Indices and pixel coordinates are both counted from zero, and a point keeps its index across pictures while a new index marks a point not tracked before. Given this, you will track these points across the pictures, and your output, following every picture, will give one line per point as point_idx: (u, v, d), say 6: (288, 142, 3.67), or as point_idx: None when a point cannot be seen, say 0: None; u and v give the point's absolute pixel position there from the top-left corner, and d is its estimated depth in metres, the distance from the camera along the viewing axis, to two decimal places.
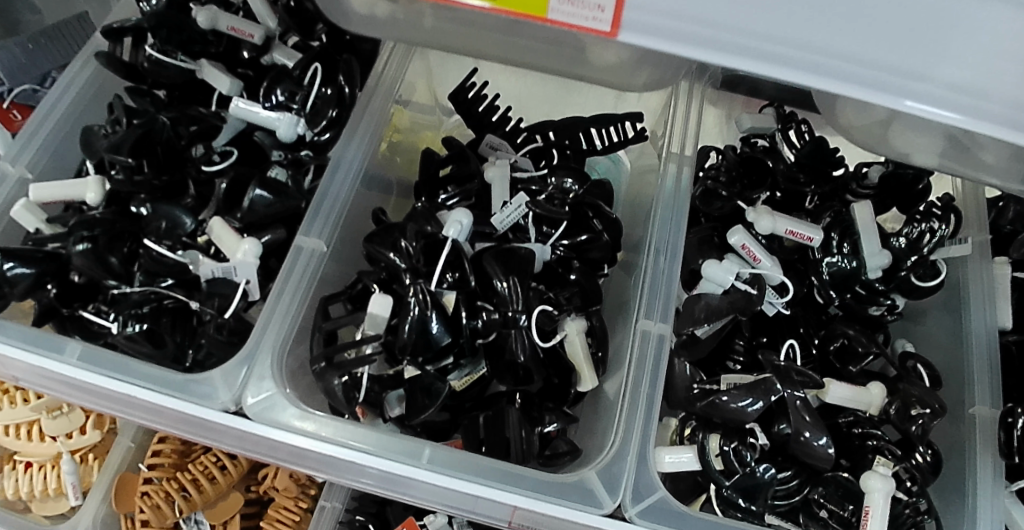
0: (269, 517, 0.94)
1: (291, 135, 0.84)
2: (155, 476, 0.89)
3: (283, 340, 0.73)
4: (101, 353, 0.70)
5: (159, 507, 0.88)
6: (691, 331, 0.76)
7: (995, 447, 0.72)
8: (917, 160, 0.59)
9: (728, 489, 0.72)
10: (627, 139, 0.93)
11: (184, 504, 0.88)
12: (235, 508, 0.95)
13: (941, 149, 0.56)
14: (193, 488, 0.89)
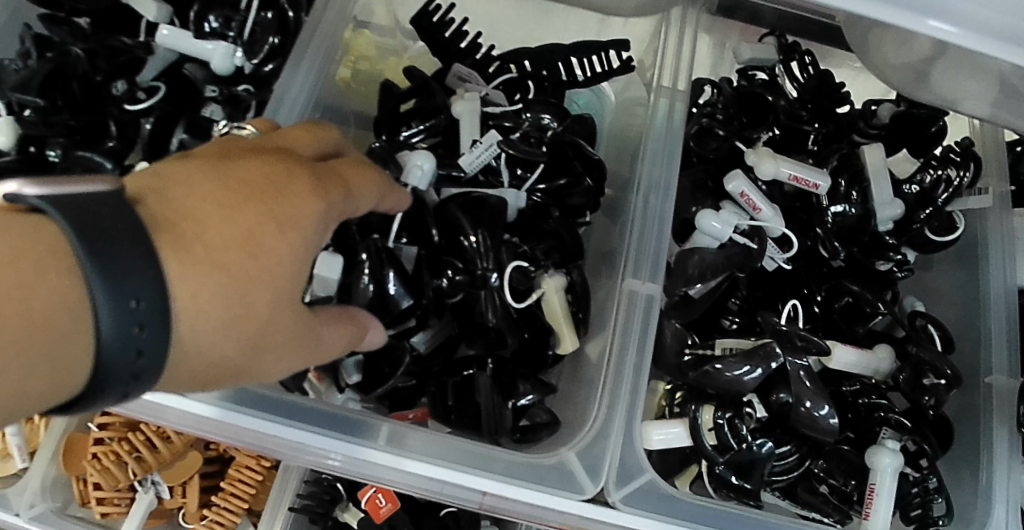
0: (229, 478, 0.86)
1: (228, 67, 0.75)
2: (106, 436, 0.83)
3: None
4: None
5: (109, 469, 0.82)
6: (685, 291, 0.67)
7: (1012, 419, 0.66)
8: (967, 108, 0.47)
9: (722, 466, 0.64)
10: (611, 71, 0.82)
11: (137, 467, 0.83)
12: (191, 470, 0.85)
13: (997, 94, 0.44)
14: (146, 449, 0.83)
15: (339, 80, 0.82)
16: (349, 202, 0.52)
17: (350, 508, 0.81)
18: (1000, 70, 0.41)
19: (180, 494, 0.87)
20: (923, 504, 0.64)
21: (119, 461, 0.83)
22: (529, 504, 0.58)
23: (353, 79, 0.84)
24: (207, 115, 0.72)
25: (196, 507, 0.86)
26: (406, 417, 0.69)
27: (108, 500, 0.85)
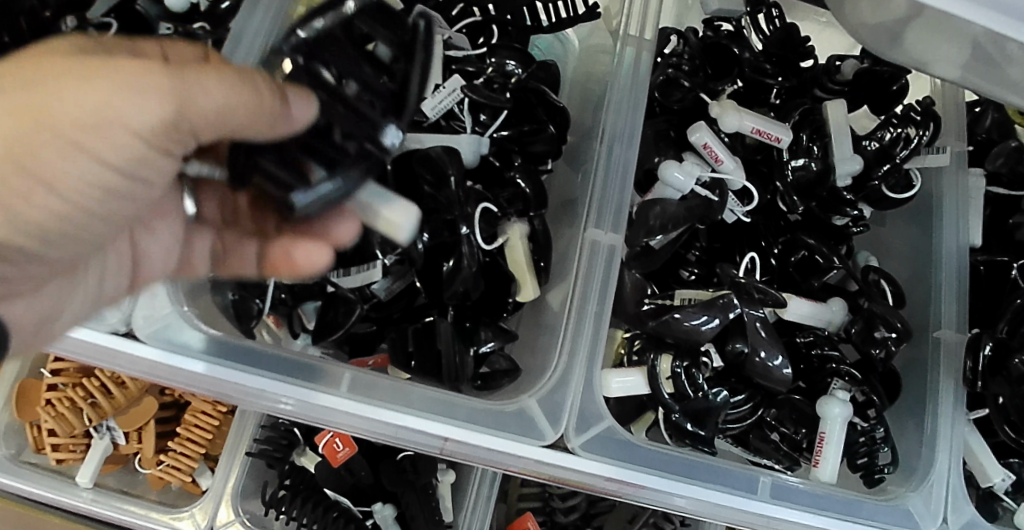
0: (185, 424, 0.85)
1: (182, 4, 0.71)
2: (59, 382, 0.82)
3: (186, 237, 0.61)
4: None
5: (65, 415, 0.81)
6: (647, 242, 0.67)
7: (958, 372, 0.68)
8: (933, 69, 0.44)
9: (678, 413, 0.64)
10: (577, 16, 0.80)
11: (92, 413, 0.82)
12: (147, 415, 0.84)
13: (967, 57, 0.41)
14: (102, 395, 0.82)
15: None
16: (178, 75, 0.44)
17: (308, 452, 0.81)
18: (974, 37, 0.40)
19: (136, 440, 0.85)
20: (869, 452, 0.67)
21: (74, 407, 0.82)
22: (495, 453, 0.58)
23: None
24: None
25: (152, 452, 0.84)
26: (366, 364, 0.68)
27: (64, 447, 0.83)
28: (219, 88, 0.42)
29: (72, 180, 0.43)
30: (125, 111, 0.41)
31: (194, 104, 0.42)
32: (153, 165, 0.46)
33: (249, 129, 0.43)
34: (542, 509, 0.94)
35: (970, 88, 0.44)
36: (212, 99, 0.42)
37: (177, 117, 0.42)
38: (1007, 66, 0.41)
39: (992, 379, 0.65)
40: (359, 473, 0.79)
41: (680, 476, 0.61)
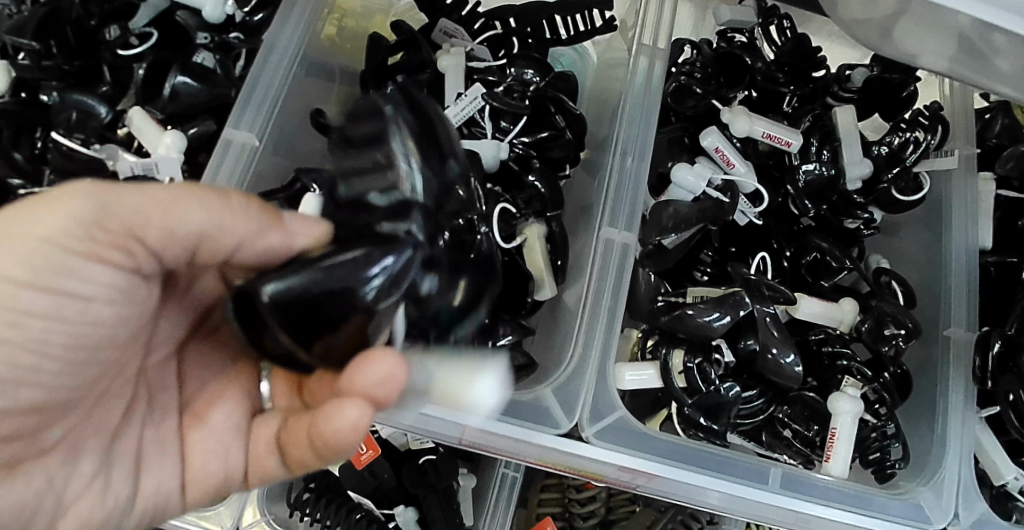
0: None
1: (219, 16, 0.73)
2: None
3: None
4: None
5: None
6: (659, 241, 0.70)
7: (968, 370, 0.69)
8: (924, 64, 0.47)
9: (690, 407, 0.66)
10: (594, 29, 0.83)
11: None
12: None
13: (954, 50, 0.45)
14: None
15: (325, 37, 0.80)
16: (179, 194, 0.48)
17: None
18: (960, 27, 0.43)
19: None
20: (881, 448, 0.68)
21: None
22: (512, 440, 0.61)
23: (339, 34, 0.83)
24: (199, 63, 0.71)
25: None
26: None
27: None
28: (195, 210, 0.45)
29: (29, 292, 0.43)
30: (65, 218, 0.43)
31: (166, 218, 0.45)
32: (114, 279, 0.46)
33: (236, 230, 0.46)
34: (561, 515, 0.93)
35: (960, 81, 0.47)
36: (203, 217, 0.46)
37: (132, 221, 0.44)
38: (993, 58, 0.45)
39: (1000, 377, 0.66)
40: (382, 476, 0.80)
41: (691, 467, 0.63)
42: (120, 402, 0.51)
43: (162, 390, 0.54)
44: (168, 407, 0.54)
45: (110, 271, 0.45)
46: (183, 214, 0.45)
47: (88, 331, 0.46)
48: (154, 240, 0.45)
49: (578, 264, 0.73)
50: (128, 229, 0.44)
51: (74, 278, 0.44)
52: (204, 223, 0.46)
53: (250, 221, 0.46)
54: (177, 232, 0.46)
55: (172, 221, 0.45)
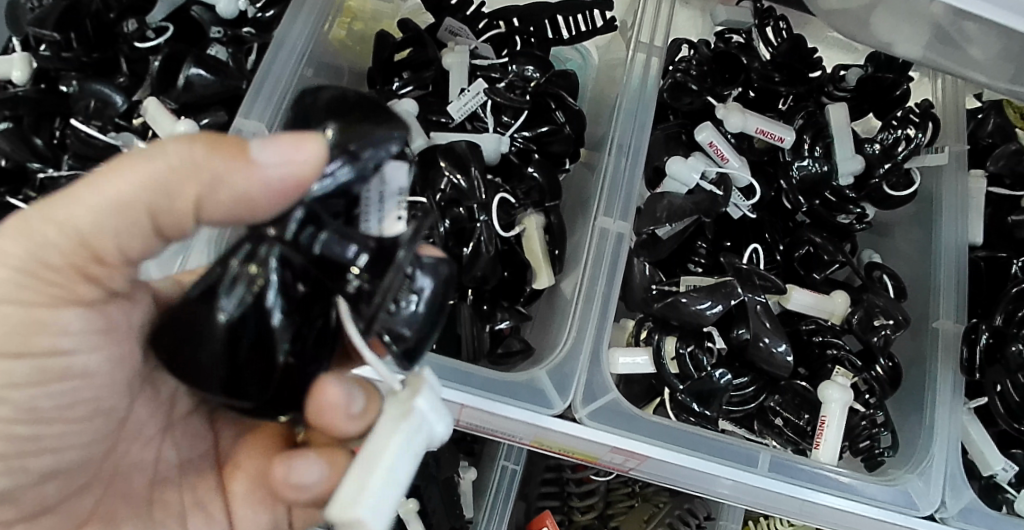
0: None
1: (232, 12, 0.77)
2: None
3: None
4: None
5: None
6: (652, 231, 0.72)
7: (955, 361, 0.71)
8: (900, 50, 0.52)
9: (683, 392, 0.68)
10: (595, 29, 0.85)
11: None
12: None
13: (927, 39, 0.50)
14: None
15: (333, 38, 0.82)
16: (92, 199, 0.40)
17: None
18: (933, 15, 0.48)
19: None
20: (870, 436, 0.69)
21: None
22: (504, 418, 0.62)
23: (349, 36, 0.85)
24: (212, 55, 0.74)
25: None
26: None
27: None
28: (118, 178, 0.39)
29: (20, 363, 0.42)
30: (8, 270, 0.40)
31: (82, 221, 0.40)
32: (118, 322, 0.44)
33: (167, 212, 0.41)
34: (559, 509, 0.89)
35: (932, 65, 0.52)
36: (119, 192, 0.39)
37: (84, 232, 0.40)
38: (965, 45, 0.49)
39: (987, 368, 0.67)
40: None
41: (683, 449, 0.64)
42: (148, 461, 0.51)
43: (194, 441, 0.54)
44: (203, 465, 0.54)
45: (102, 316, 0.43)
46: (102, 203, 0.40)
47: (93, 395, 0.45)
48: (131, 253, 0.42)
49: (572, 256, 0.75)
50: (87, 244, 0.40)
51: (65, 337, 0.42)
52: (122, 207, 0.40)
53: (186, 177, 0.39)
54: (109, 229, 0.40)
55: (105, 220, 0.40)
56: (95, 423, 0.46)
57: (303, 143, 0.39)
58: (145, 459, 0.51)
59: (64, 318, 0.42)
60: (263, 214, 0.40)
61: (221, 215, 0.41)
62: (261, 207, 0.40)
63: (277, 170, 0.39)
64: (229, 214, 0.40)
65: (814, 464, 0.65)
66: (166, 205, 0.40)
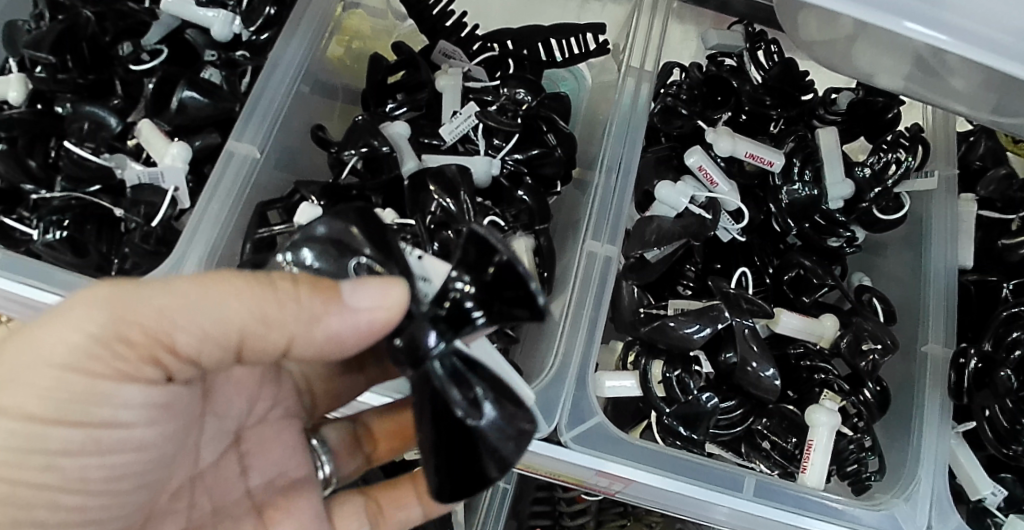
0: None
1: (227, 34, 0.77)
2: None
3: (216, 240, 0.67)
4: (25, 259, 0.63)
5: None
6: (641, 254, 0.73)
7: (943, 386, 0.71)
8: (880, 81, 0.53)
9: (669, 416, 0.68)
10: (588, 52, 0.86)
11: None
12: None
13: (908, 71, 0.51)
14: None
15: (331, 56, 0.84)
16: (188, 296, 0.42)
17: None
18: (913, 51, 0.48)
19: None
20: (858, 460, 0.69)
21: None
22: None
23: (346, 55, 0.86)
24: (205, 78, 0.75)
25: None
26: None
27: None
28: (228, 295, 0.42)
29: (69, 430, 0.43)
30: (82, 335, 0.41)
31: (173, 317, 0.42)
32: (169, 402, 0.47)
33: (254, 330, 0.44)
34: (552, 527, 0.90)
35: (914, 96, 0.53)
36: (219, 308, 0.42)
37: (167, 332, 0.42)
38: (947, 76, 0.49)
39: (976, 392, 0.68)
40: None
41: (669, 473, 0.64)
42: (181, 509, 0.53)
43: (224, 484, 0.55)
44: (237, 509, 0.55)
45: (163, 396, 0.46)
46: (200, 318, 0.42)
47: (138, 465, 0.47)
48: (205, 360, 0.45)
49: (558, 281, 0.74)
50: (166, 339, 0.42)
51: (124, 413, 0.44)
52: (218, 323, 0.42)
53: (293, 313, 0.43)
54: (196, 334, 0.43)
55: (195, 328, 0.42)
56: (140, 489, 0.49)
57: (389, 291, 0.42)
58: (178, 509, 0.53)
59: (124, 398, 0.44)
60: (347, 348, 0.45)
61: (307, 347, 0.45)
62: (351, 343, 0.45)
63: (377, 320, 0.43)
64: (315, 344, 0.45)
65: (799, 488, 0.65)
66: (260, 333, 0.44)
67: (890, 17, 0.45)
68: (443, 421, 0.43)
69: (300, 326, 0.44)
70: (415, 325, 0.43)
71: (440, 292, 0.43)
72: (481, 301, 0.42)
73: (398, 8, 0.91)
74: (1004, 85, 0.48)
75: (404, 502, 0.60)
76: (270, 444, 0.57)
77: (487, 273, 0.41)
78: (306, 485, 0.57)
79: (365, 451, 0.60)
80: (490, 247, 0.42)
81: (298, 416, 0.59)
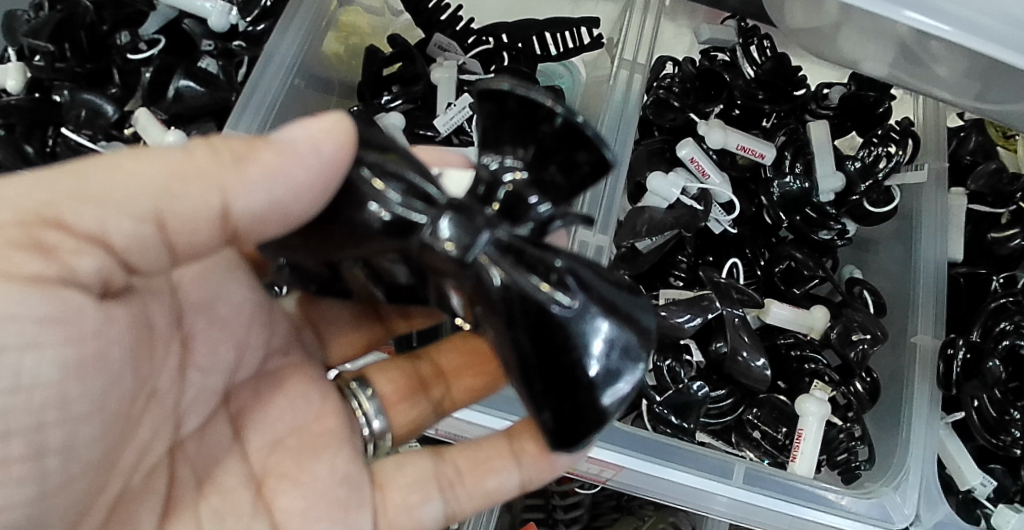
0: None
1: (224, 25, 0.79)
2: None
3: None
4: None
5: None
6: (632, 244, 0.73)
7: (932, 378, 0.72)
8: (865, 68, 0.55)
9: (660, 404, 0.69)
10: (583, 46, 0.87)
11: None
12: None
13: (892, 58, 0.53)
14: None
15: (329, 52, 0.84)
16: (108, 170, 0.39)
17: None
18: (899, 36, 0.50)
19: None
20: (847, 449, 0.69)
21: None
22: (479, 426, 0.65)
23: (344, 50, 0.87)
24: (202, 68, 0.77)
25: None
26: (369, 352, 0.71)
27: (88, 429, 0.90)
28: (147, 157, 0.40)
29: None
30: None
31: (89, 183, 0.38)
32: (78, 329, 0.39)
33: (187, 191, 0.39)
34: (545, 521, 0.87)
35: (899, 82, 0.55)
36: (140, 166, 0.39)
37: (59, 201, 0.38)
38: (930, 63, 0.51)
39: (965, 383, 0.69)
40: None
41: (660, 460, 0.65)
42: (159, 488, 0.47)
43: (212, 452, 0.49)
44: (231, 482, 0.49)
45: (60, 309, 0.38)
46: (108, 176, 0.39)
47: (53, 422, 0.39)
48: (118, 242, 0.39)
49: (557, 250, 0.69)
50: (54, 211, 0.38)
51: (8, 329, 0.37)
52: (134, 184, 0.39)
53: (213, 160, 0.40)
54: (119, 198, 0.38)
55: (101, 192, 0.38)
56: (64, 457, 0.40)
57: (339, 126, 0.42)
58: (156, 490, 0.47)
59: (13, 298, 0.37)
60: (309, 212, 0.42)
61: (246, 207, 0.41)
62: (306, 193, 0.41)
63: (330, 147, 0.41)
64: (259, 206, 0.41)
65: (791, 476, 0.65)
66: (179, 192, 0.39)
67: (889, 6, 0.48)
68: (540, 357, 0.39)
69: (244, 185, 0.40)
70: (455, 231, 0.39)
71: (486, 188, 0.40)
72: (536, 184, 0.40)
73: (395, 4, 0.91)
74: (986, 73, 0.50)
75: (496, 467, 0.53)
76: (273, 401, 0.51)
77: (546, 131, 0.40)
78: (336, 443, 0.50)
79: (429, 396, 0.56)
80: (537, 104, 0.40)
81: (306, 367, 0.54)
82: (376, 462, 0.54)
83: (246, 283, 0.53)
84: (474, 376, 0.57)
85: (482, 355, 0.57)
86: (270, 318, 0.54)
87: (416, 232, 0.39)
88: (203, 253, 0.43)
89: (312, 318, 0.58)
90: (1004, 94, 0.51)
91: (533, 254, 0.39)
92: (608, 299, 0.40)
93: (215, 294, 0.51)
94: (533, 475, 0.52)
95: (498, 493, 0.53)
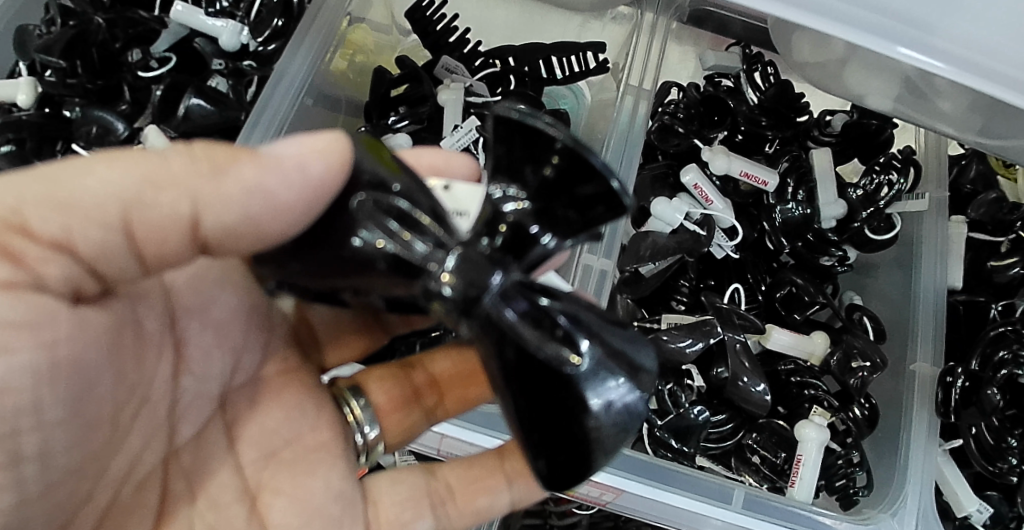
0: None
1: (234, 44, 0.80)
2: None
3: None
4: None
5: None
6: (635, 268, 0.75)
7: (931, 403, 0.72)
8: (871, 102, 0.57)
9: (660, 428, 0.70)
10: (588, 70, 0.87)
11: None
12: None
13: (897, 93, 0.55)
14: None
15: (333, 70, 0.83)
16: (74, 177, 0.38)
17: None
18: (904, 72, 0.51)
19: None
20: (846, 475, 0.70)
21: None
22: (479, 446, 0.65)
23: (349, 68, 0.87)
24: (213, 86, 0.78)
25: None
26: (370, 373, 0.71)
27: None
28: (119, 166, 0.39)
29: None
30: None
31: (56, 190, 0.38)
32: (52, 336, 0.39)
33: (155, 203, 0.39)
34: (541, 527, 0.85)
35: (905, 117, 0.57)
36: (109, 175, 0.38)
37: (23, 207, 0.37)
38: (934, 98, 0.53)
39: (963, 411, 0.70)
40: None
41: (659, 484, 0.65)
42: (148, 504, 0.47)
43: (206, 464, 0.49)
44: (225, 497, 0.49)
45: (35, 320, 0.38)
46: (76, 183, 0.38)
47: (30, 438, 0.39)
48: (85, 249, 0.39)
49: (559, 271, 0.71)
50: (20, 218, 0.37)
51: None
52: (105, 192, 0.38)
53: (190, 169, 0.40)
54: (89, 207, 0.38)
55: (68, 200, 0.38)
56: (41, 465, 0.40)
57: (329, 144, 0.41)
58: (146, 504, 0.47)
59: None
60: (291, 226, 0.41)
61: (219, 221, 0.40)
62: (285, 210, 0.41)
63: (318, 166, 0.41)
64: (234, 221, 0.41)
65: (790, 502, 0.65)
66: (151, 203, 0.39)
67: (884, 42, 0.48)
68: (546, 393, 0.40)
69: (216, 200, 0.40)
70: (465, 262, 0.39)
71: (490, 217, 0.41)
72: (541, 215, 0.41)
73: (402, 23, 0.93)
74: (989, 109, 0.51)
75: (489, 486, 0.54)
76: (268, 412, 0.51)
77: (542, 174, 0.41)
78: (331, 457, 0.51)
79: (422, 405, 0.57)
80: (539, 132, 0.41)
81: (301, 375, 0.53)
82: (369, 470, 0.55)
83: (240, 289, 0.51)
84: (471, 390, 0.57)
85: (475, 369, 0.57)
86: (269, 324, 0.54)
87: (420, 272, 0.39)
88: (176, 263, 0.42)
89: (315, 341, 0.57)
90: (1006, 130, 0.52)
91: (536, 297, 0.40)
92: (613, 349, 0.41)
93: (208, 303, 0.50)
94: (524, 496, 0.54)
95: (490, 512, 0.55)
